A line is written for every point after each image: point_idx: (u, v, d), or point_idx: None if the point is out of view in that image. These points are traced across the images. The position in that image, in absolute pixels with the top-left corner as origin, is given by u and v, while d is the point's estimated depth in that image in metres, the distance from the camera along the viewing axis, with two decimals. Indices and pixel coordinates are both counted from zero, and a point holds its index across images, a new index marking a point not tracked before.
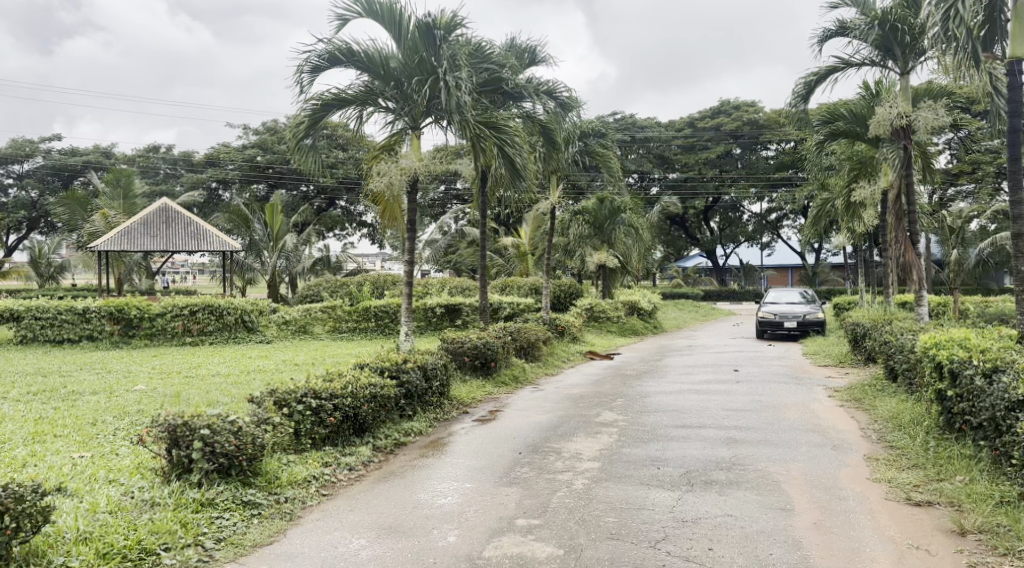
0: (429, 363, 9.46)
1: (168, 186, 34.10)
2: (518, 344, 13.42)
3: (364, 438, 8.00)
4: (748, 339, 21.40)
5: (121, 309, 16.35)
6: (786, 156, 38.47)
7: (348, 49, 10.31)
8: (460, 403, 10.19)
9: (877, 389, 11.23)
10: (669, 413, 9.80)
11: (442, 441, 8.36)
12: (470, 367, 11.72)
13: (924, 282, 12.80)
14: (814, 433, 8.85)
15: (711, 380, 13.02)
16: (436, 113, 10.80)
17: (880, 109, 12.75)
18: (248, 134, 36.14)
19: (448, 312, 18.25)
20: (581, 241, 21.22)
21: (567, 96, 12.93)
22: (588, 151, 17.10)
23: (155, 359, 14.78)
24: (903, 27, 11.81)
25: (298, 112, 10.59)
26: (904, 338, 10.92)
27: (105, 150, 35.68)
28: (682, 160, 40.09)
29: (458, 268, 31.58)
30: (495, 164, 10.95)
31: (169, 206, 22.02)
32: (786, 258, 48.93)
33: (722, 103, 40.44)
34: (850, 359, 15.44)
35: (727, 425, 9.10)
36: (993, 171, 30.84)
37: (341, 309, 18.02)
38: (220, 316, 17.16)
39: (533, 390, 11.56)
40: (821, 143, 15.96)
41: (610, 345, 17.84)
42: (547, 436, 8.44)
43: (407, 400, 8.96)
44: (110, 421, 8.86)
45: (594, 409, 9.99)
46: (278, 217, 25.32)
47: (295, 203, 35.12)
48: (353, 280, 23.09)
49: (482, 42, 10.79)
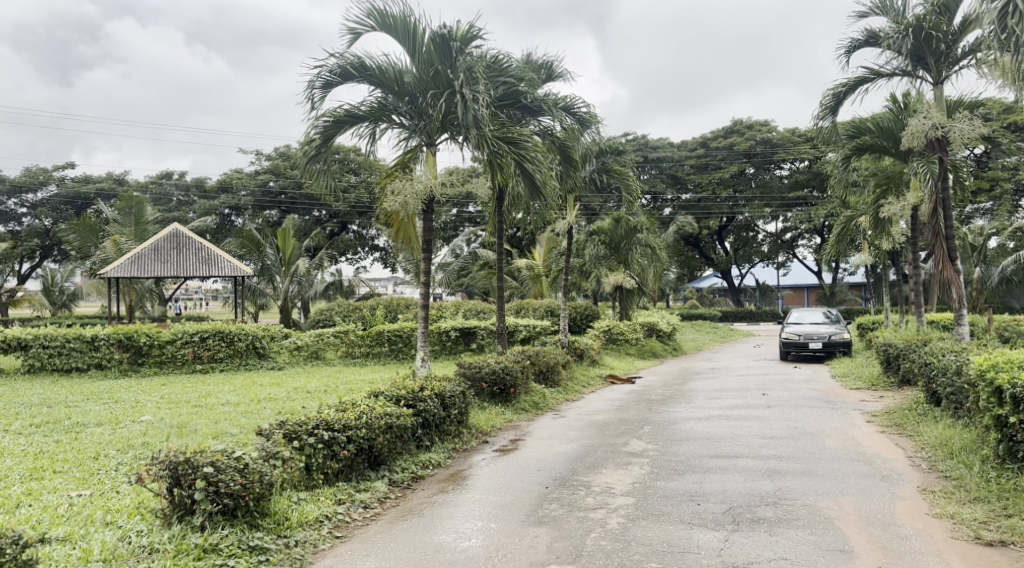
0: (447, 391, 8.95)
1: (180, 213, 33.89)
2: (538, 367, 12.91)
3: (379, 472, 7.49)
4: (772, 361, 20.84)
5: (130, 336, 15.97)
6: (801, 175, 37.91)
7: (360, 64, 9.96)
8: (480, 432, 9.66)
9: (918, 414, 10.68)
10: (701, 441, 9.25)
11: (462, 473, 7.84)
12: (488, 394, 11.20)
13: (964, 301, 12.25)
14: (860, 463, 8.32)
15: (740, 405, 12.45)
16: (452, 129, 10.39)
17: (914, 120, 12.24)
18: (260, 159, 35.95)
19: (463, 336, 17.76)
20: (596, 262, 20.70)
21: (585, 112, 12.55)
22: (605, 168, 16.62)
23: (163, 388, 14.34)
24: (938, 35, 11.35)
25: (309, 129, 10.19)
26: (947, 360, 10.38)
27: (118, 177, 35.59)
28: (696, 180, 39.65)
29: (471, 291, 31.16)
30: (513, 181, 10.53)
31: (181, 232, 21.68)
32: (802, 277, 48.24)
33: (735, 122, 39.93)
34: (882, 382, 14.83)
35: (766, 455, 8.57)
36: (1011, 188, 30.33)
37: (354, 334, 17.59)
38: (231, 342, 16.73)
39: (554, 417, 11.04)
40: (847, 158, 15.44)
41: (630, 368, 17.29)
42: (574, 467, 7.92)
43: (424, 429, 8.46)
44: (113, 455, 8.40)
45: (622, 437, 9.45)
46: (290, 242, 25.05)
47: (307, 228, 34.87)
48: (366, 304, 22.72)
49: (499, 55, 10.39)
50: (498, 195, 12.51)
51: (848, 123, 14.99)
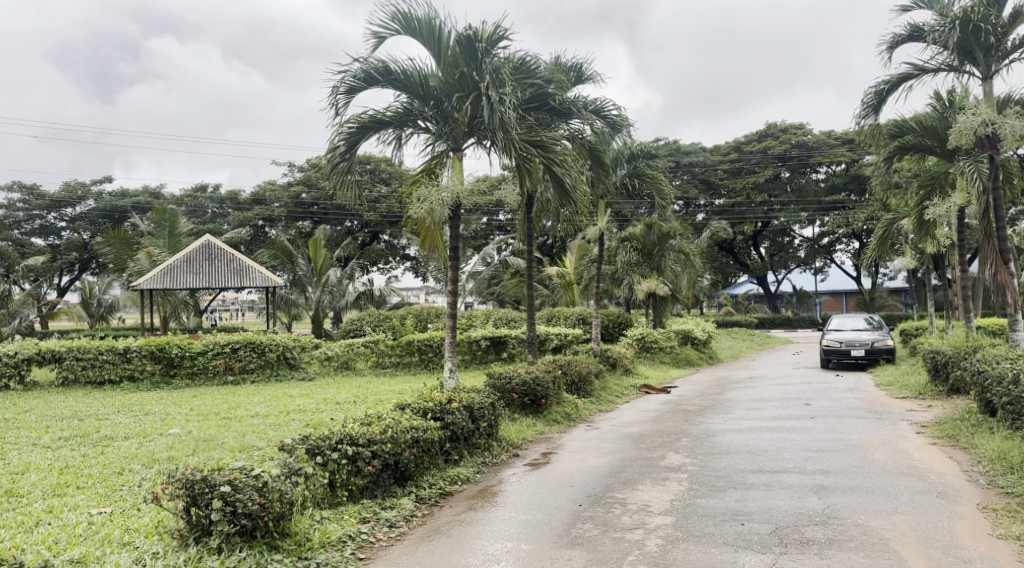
0: (476, 403, 8.65)
1: (215, 225, 34.03)
2: (569, 378, 12.55)
3: (406, 487, 7.20)
4: (813, 368, 20.26)
5: (162, 347, 15.91)
6: (838, 178, 37.27)
7: (384, 69, 9.75)
8: (510, 445, 9.34)
9: (971, 425, 10.19)
10: (741, 455, 8.85)
11: (492, 489, 7.51)
12: (518, 405, 10.87)
13: (1019, 305, 11.69)
14: (913, 478, 7.88)
15: (781, 416, 11.97)
16: (479, 133, 10.13)
17: (962, 117, 11.72)
18: (293, 171, 36.09)
19: (493, 345, 17.45)
20: (629, 269, 20.17)
21: (616, 115, 12.18)
22: (638, 173, 16.22)
23: (194, 400, 14.22)
24: (986, 28, 10.85)
25: (334, 136, 9.98)
26: (1003, 368, 9.87)
27: (153, 191, 35.84)
28: (729, 185, 39.00)
29: (502, 299, 30.97)
30: (542, 186, 10.23)
31: (213, 243, 21.68)
32: (840, 283, 47.26)
33: (768, 126, 39.28)
34: (930, 391, 14.26)
35: (811, 469, 8.16)
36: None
37: (384, 344, 17.43)
38: (261, 353, 16.60)
39: (587, 429, 10.68)
40: (889, 160, 14.91)
41: (665, 377, 16.84)
42: (609, 483, 7.57)
43: (452, 443, 8.17)
44: (137, 470, 8.23)
45: (658, 450, 9.07)
46: (322, 252, 24.99)
47: (339, 238, 34.92)
48: (396, 313, 22.56)
49: (527, 57, 10.10)
50: (527, 201, 12.22)
51: (890, 122, 14.46)
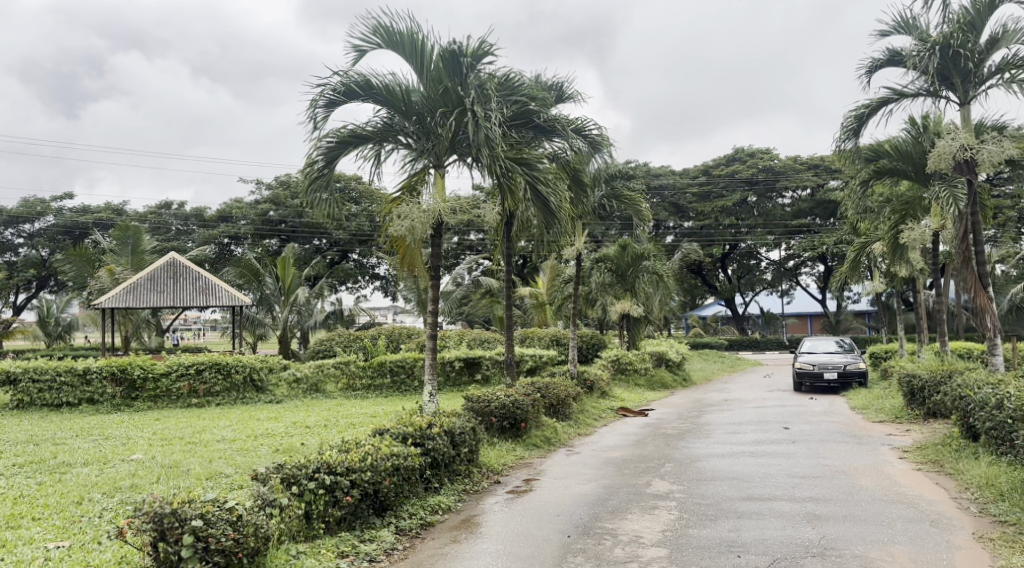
0: (456, 428, 8.35)
1: (179, 242, 33.28)
2: (548, 401, 12.27)
3: (385, 518, 6.87)
4: (786, 391, 20.23)
5: (124, 368, 15.36)
6: (804, 203, 37.84)
7: (364, 82, 9.50)
8: (491, 471, 9.03)
9: (954, 450, 10.12)
10: (728, 481, 8.65)
11: (474, 519, 7.20)
12: (498, 429, 10.58)
13: (998, 330, 11.73)
14: (904, 505, 7.78)
15: (762, 440, 11.82)
16: (461, 150, 9.90)
17: (941, 141, 11.73)
18: (260, 189, 35.51)
19: (467, 366, 17.17)
20: (603, 289, 20.06)
21: (597, 134, 12.01)
22: (615, 194, 16.09)
23: (156, 424, 13.70)
24: (965, 53, 10.88)
25: (311, 150, 9.67)
26: (984, 393, 9.81)
27: (116, 207, 35.00)
28: (698, 208, 39.14)
29: (473, 319, 30.72)
30: (525, 206, 10.04)
31: (178, 260, 21.10)
32: (806, 305, 47.67)
33: (736, 150, 39.56)
34: (906, 414, 14.22)
35: (800, 496, 7.99)
36: (1013, 215, 30.78)
37: (355, 365, 17.09)
38: (227, 375, 16.08)
39: (568, 453, 10.42)
40: (864, 184, 14.94)
41: (641, 400, 16.64)
42: (596, 512, 7.32)
43: (433, 469, 7.86)
44: (98, 499, 7.80)
45: (643, 477, 8.84)
46: (290, 270, 24.45)
47: (308, 256, 34.40)
48: (367, 334, 22.15)
49: (511, 73, 9.92)
50: (507, 219, 11.97)
51: (866, 146, 14.45)
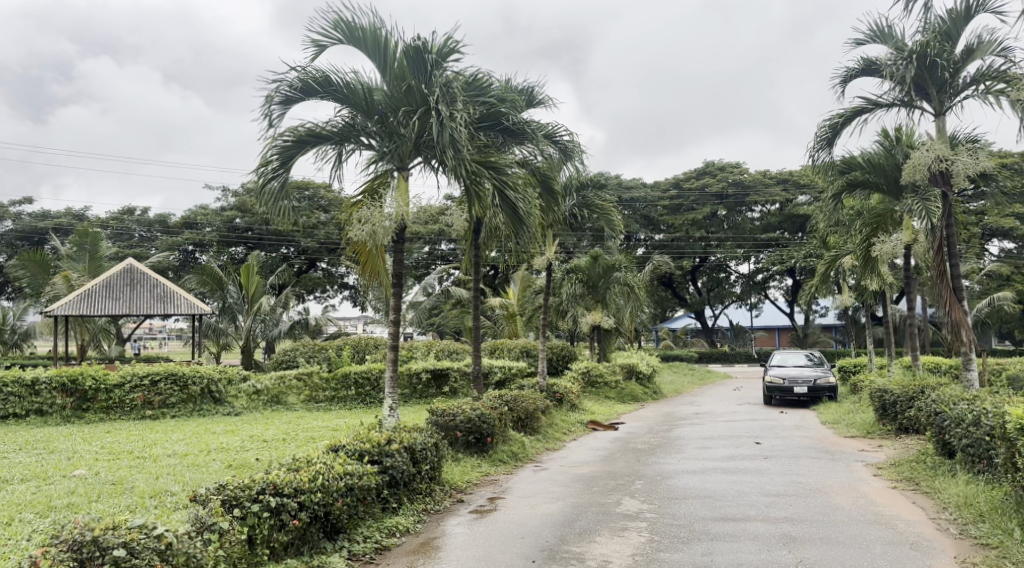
0: (417, 444, 7.93)
1: (142, 249, 32.47)
2: (516, 414, 11.85)
3: (337, 542, 6.45)
4: (756, 405, 19.99)
5: (74, 379, 14.69)
6: (772, 218, 37.90)
7: (325, 79, 9.11)
8: (454, 489, 8.60)
9: (929, 468, 9.87)
10: (701, 500, 8.31)
11: (434, 542, 6.77)
12: (462, 444, 10.17)
13: (974, 344, 11.53)
14: (882, 525, 7.50)
15: (735, 456, 11.49)
16: (426, 152, 9.49)
17: (915, 152, 11.56)
18: (226, 196, 34.81)
19: (434, 378, 16.72)
20: (574, 301, 19.71)
21: (569, 141, 11.66)
22: (587, 204, 15.76)
23: (106, 437, 13.09)
24: (943, 63, 10.70)
25: (267, 149, 9.20)
26: (960, 409, 9.56)
27: (77, 212, 34.07)
28: (669, 221, 39.02)
29: (442, 330, 30.35)
30: (492, 213, 9.64)
31: (135, 266, 20.43)
32: (774, 318, 47.80)
33: (707, 164, 39.59)
34: (878, 429, 13.99)
35: (775, 517, 7.67)
36: (977, 231, 31.07)
37: (318, 377, 16.61)
38: (184, 386, 15.48)
39: (536, 470, 10.02)
40: (837, 197, 14.77)
41: (612, 413, 16.29)
42: (564, 534, 6.94)
43: (391, 488, 7.43)
44: (29, 520, 7.26)
45: (613, 495, 8.47)
46: (254, 278, 23.83)
47: (274, 265, 33.71)
48: (332, 344, 21.59)
49: (479, 73, 9.55)
50: (475, 226, 11.54)
51: (839, 158, 14.28)
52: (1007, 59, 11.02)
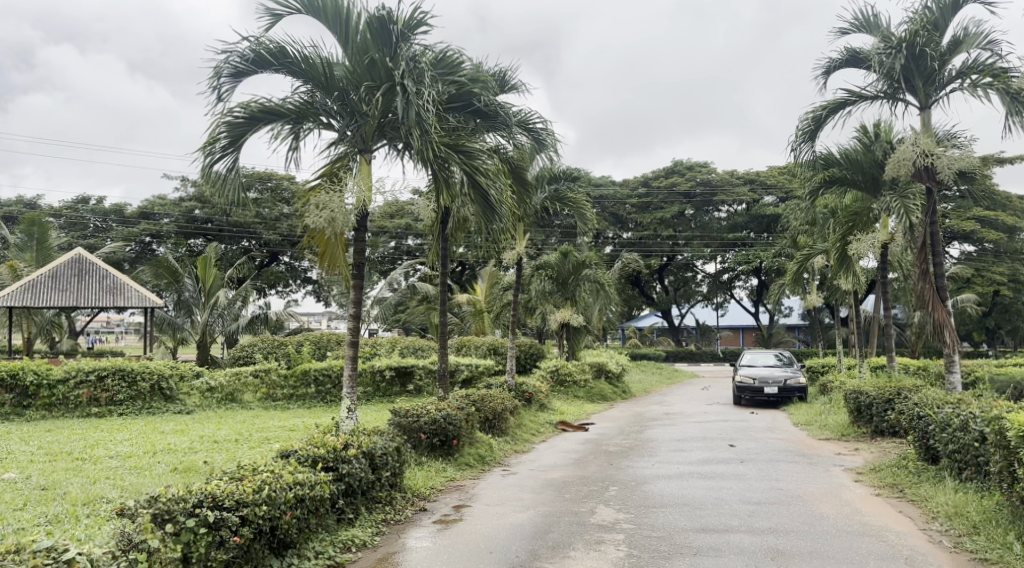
0: (377, 449, 7.36)
1: (95, 240, 31.27)
2: (483, 415, 11.24)
3: (284, 559, 5.85)
4: (725, 405, 19.61)
5: (14, 373, 13.80)
6: (739, 217, 37.64)
7: (279, 51, 8.48)
8: (416, 497, 7.99)
9: (912, 474, 9.47)
10: (679, 508, 7.82)
11: (393, 557, 6.19)
12: (427, 446, 9.58)
13: (957, 346, 11.18)
14: (871, 537, 7.05)
15: (711, 459, 11.00)
16: (390, 133, 8.90)
17: (900, 147, 11.19)
18: (185, 186, 33.72)
19: (398, 376, 16.11)
20: (543, 298, 19.15)
21: (545, 131, 11.08)
22: (559, 197, 15.17)
23: (46, 435, 12.26)
24: (930, 54, 10.31)
25: (214, 127, 8.50)
26: (945, 413, 9.17)
27: (28, 200, 32.79)
28: (637, 219, 38.63)
29: (407, 326, 29.68)
30: (463, 199, 9.04)
31: (84, 256, 19.45)
32: (739, 318, 47.78)
33: (675, 163, 39.34)
34: (853, 432, 13.61)
35: (759, 527, 7.20)
36: None
37: (276, 374, 15.89)
38: (133, 382, 14.64)
39: (503, 474, 9.46)
40: (815, 193, 14.40)
41: (581, 414, 15.75)
42: (535, 548, 6.39)
43: (347, 498, 6.86)
44: None
45: (587, 503, 7.94)
46: (212, 270, 22.97)
47: (233, 257, 32.70)
48: (292, 340, 20.82)
49: (448, 49, 8.97)
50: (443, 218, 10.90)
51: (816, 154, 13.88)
52: (994, 52, 10.66)
